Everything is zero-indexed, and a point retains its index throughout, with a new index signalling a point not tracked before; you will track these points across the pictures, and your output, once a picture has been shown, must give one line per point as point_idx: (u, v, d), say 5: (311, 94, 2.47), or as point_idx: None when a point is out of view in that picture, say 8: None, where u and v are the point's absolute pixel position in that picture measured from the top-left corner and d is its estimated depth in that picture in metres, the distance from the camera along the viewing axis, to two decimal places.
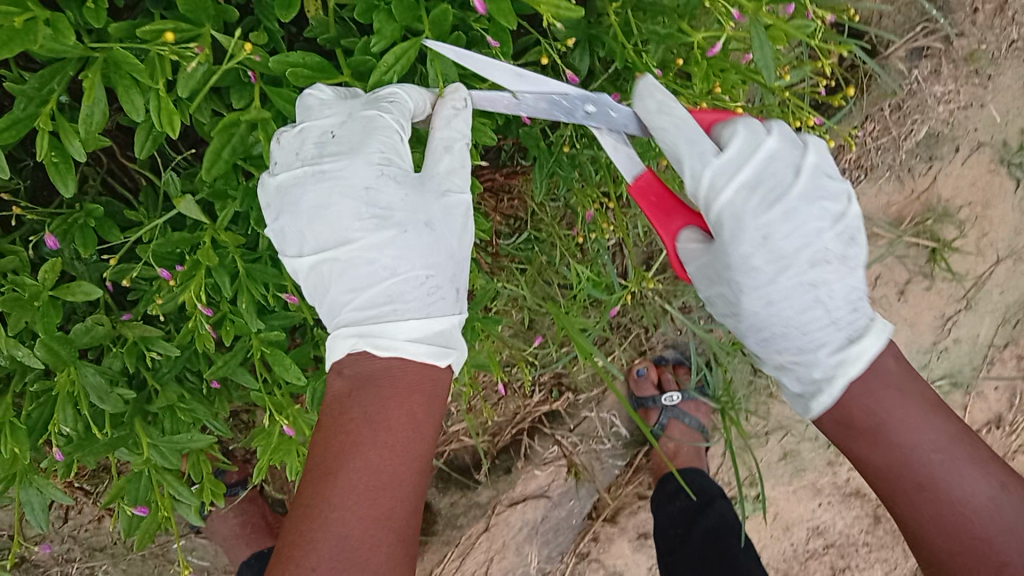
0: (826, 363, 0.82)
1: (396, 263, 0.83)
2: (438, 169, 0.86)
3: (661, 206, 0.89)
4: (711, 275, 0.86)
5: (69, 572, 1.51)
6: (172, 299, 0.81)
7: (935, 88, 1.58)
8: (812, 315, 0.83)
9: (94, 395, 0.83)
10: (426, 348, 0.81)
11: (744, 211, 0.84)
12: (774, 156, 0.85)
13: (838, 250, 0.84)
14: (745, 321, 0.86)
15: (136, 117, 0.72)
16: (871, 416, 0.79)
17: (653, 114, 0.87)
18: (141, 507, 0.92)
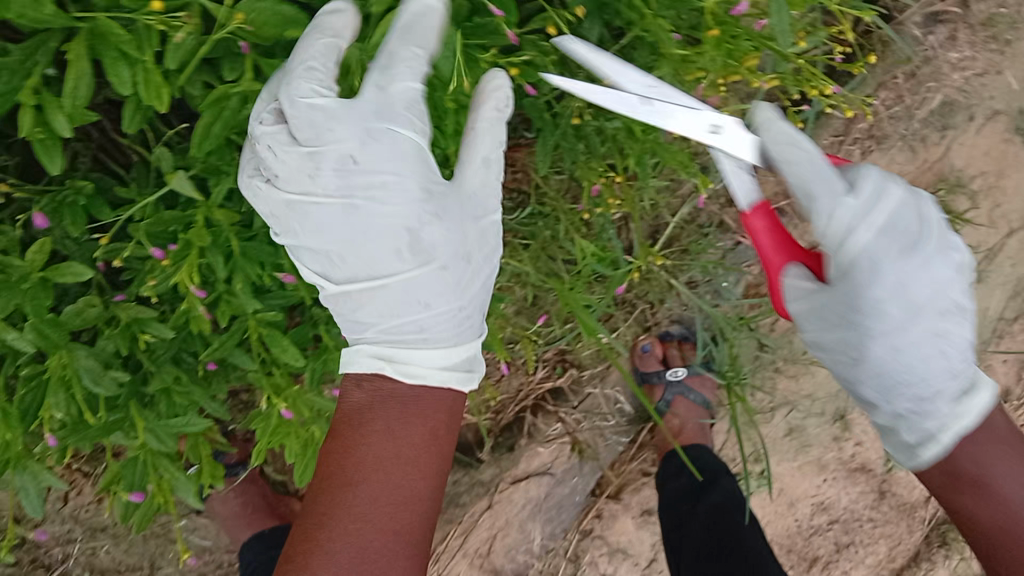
0: (945, 412, 0.88)
1: (397, 267, 0.86)
2: (466, 181, 0.89)
3: (775, 237, 0.92)
4: (827, 319, 0.89)
5: (71, 552, 1.49)
6: (165, 279, 0.78)
7: (951, 54, 1.54)
8: (937, 363, 0.88)
9: (88, 379, 0.79)
10: (456, 377, 0.89)
11: (884, 257, 0.86)
12: (905, 203, 0.88)
13: (960, 300, 0.90)
14: (869, 368, 0.89)
15: (123, 90, 0.68)
16: (979, 469, 0.87)
17: (783, 141, 0.88)
18: (137, 494, 0.89)
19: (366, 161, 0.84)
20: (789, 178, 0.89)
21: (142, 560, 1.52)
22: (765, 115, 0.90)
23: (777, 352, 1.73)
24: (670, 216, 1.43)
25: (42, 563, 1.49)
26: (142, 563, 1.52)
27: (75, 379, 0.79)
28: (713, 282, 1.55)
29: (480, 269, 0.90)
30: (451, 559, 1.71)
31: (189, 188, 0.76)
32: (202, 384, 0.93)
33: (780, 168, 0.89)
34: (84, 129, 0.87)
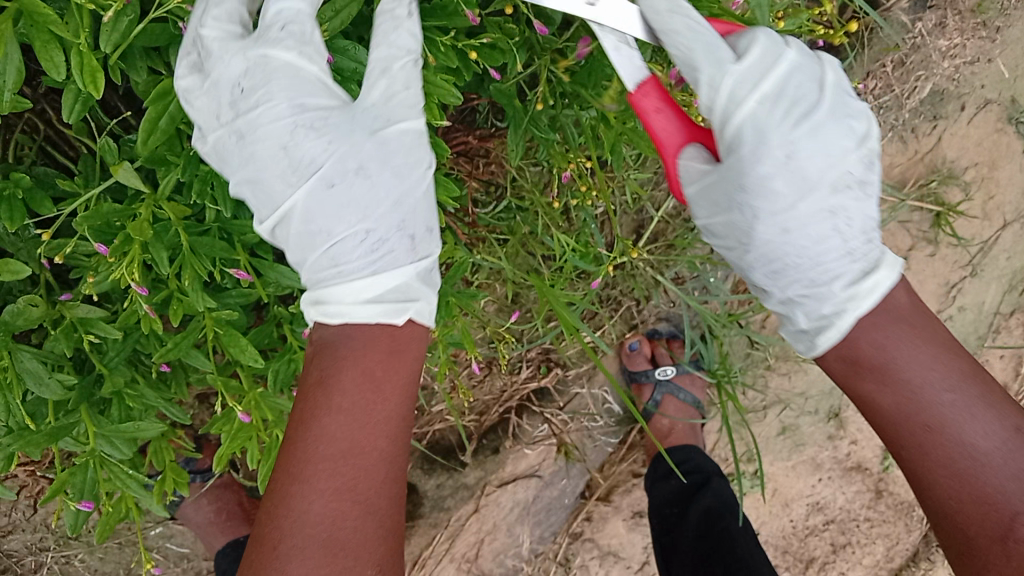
0: (839, 296, 0.80)
1: (337, 218, 0.76)
2: (372, 98, 0.76)
3: (669, 116, 0.81)
4: (718, 199, 0.81)
5: (44, 561, 1.45)
6: (109, 276, 0.75)
7: (940, 42, 1.50)
8: (828, 240, 0.80)
9: (30, 380, 0.76)
10: (378, 308, 0.74)
11: (767, 125, 0.79)
12: (796, 69, 0.82)
13: (860, 175, 0.81)
14: (755, 249, 0.82)
15: (57, 76, 0.65)
16: (880, 352, 0.77)
17: (662, 12, 0.81)
18: (86, 503, 0.85)
19: (372, 91, 0.76)
20: (672, 51, 0.82)
21: (117, 569, 1.50)
22: None
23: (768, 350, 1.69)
24: (654, 210, 1.39)
25: (12, 573, 1.45)
26: (117, 571, 1.50)
27: (17, 382, 0.76)
28: (701, 277, 1.52)
29: (424, 222, 0.79)
30: (436, 564, 1.66)
31: (135, 181, 0.72)
32: (158, 386, 0.90)
33: (665, 40, 0.82)
34: (32, 120, 0.86)
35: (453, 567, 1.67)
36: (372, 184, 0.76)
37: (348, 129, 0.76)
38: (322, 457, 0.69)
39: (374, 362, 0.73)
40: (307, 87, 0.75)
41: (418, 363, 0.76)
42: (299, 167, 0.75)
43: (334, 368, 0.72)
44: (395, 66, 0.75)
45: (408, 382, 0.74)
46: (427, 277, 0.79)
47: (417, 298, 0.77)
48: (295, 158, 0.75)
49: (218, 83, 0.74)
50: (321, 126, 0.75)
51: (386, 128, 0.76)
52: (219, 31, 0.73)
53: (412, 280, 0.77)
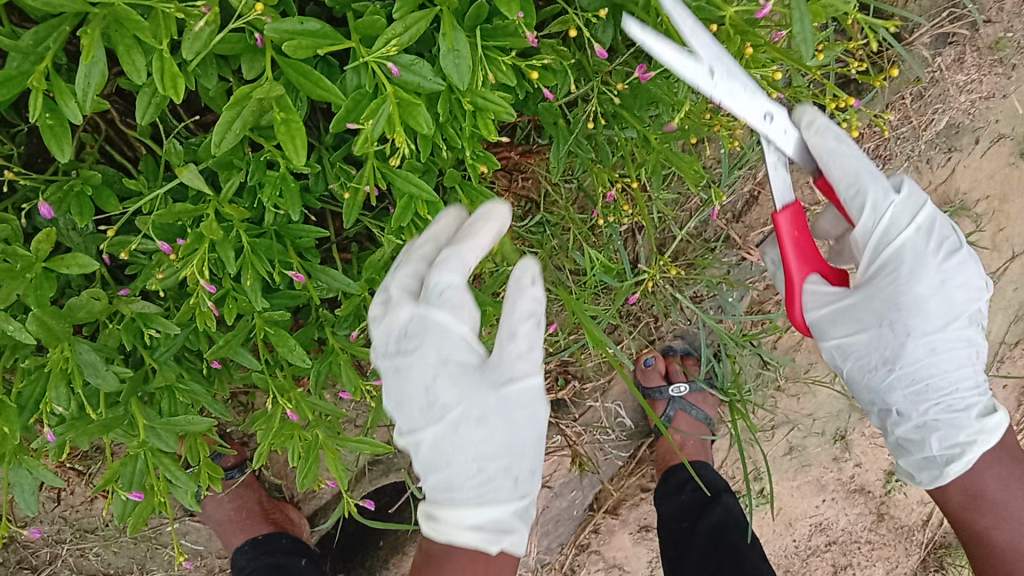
0: (973, 425, 1.03)
1: (458, 452, 0.88)
2: (503, 358, 0.89)
3: (797, 245, 0.95)
4: (873, 310, 0.98)
5: (61, 553, 1.47)
6: (172, 273, 0.77)
7: (958, 77, 1.54)
8: (965, 372, 1.02)
9: (89, 372, 0.78)
10: (479, 536, 0.89)
11: (925, 254, 0.97)
12: (936, 216, 0.99)
13: (974, 315, 1.03)
14: (903, 367, 1.00)
15: (138, 79, 0.68)
16: (967, 493, 1.04)
17: (830, 146, 0.93)
18: (136, 493, 0.87)
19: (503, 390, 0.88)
20: (836, 169, 0.94)
21: (132, 563, 1.51)
22: (806, 111, 0.94)
23: (780, 371, 1.71)
24: (677, 230, 1.42)
25: (30, 563, 1.47)
26: (132, 566, 1.52)
27: (77, 373, 0.78)
28: (718, 296, 1.54)
29: (528, 474, 0.92)
30: None
31: (199, 183, 0.75)
32: (204, 383, 0.92)
33: (822, 162, 0.95)
34: (95, 119, 0.88)
35: None
36: (491, 431, 0.89)
37: (475, 383, 0.88)
38: None
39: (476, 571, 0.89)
40: (455, 345, 0.88)
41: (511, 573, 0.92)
42: (432, 409, 0.88)
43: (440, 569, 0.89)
44: (520, 324, 0.88)
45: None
46: (524, 511, 0.92)
47: (512, 529, 0.91)
48: (432, 400, 0.88)
49: (391, 325, 0.88)
50: (456, 373, 0.88)
51: (509, 386, 0.88)
52: (415, 263, 0.88)
53: (509, 515, 0.91)
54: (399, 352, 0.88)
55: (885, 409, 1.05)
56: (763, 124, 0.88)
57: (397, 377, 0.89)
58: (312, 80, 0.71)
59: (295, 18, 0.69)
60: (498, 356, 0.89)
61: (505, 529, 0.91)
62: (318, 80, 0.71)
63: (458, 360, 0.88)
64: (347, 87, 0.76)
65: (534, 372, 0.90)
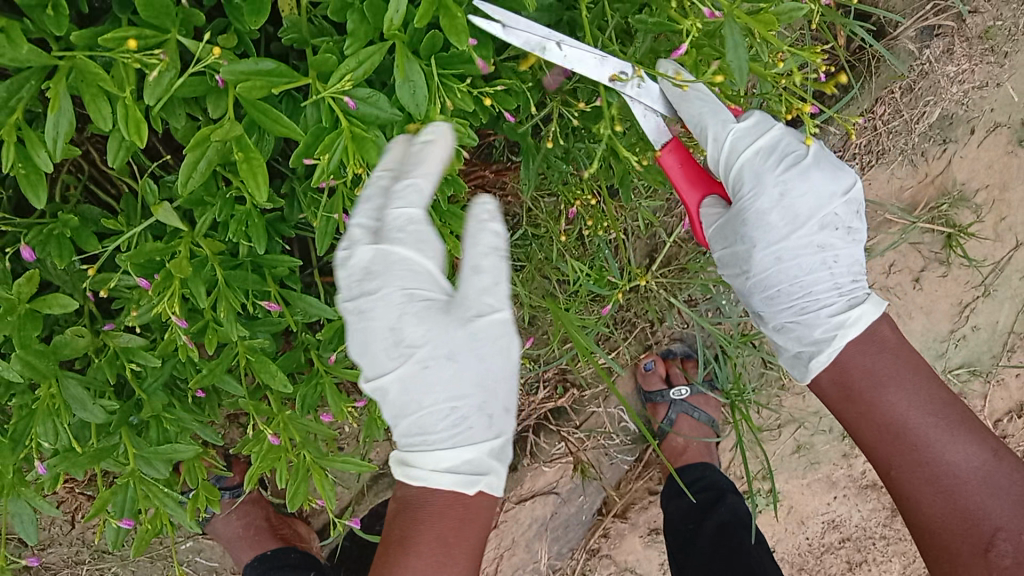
0: (826, 321, 0.94)
1: (427, 394, 0.92)
2: (467, 292, 0.92)
3: (687, 173, 0.96)
4: (727, 236, 0.95)
5: (79, 574, 1.51)
6: (149, 309, 0.80)
7: (948, 68, 1.52)
8: (821, 276, 0.94)
9: (76, 406, 0.82)
10: (453, 477, 0.92)
11: (766, 173, 0.93)
12: (787, 130, 0.94)
13: (847, 218, 0.94)
14: (755, 277, 0.95)
15: (105, 126, 0.70)
16: (870, 377, 0.91)
17: (680, 92, 0.92)
18: (126, 521, 0.90)
19: (469, 326, 0.92)
20: (685, 116, 0.93)
21: None
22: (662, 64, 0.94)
23: (782, 370, 1.71)
24: (666, 235, 1.43)
25: None
26: None
27: (64, 408, 0.81)
28: (713, 299, 1.55)
29: (500, 407, 0.95)
30: None
31: (173, 220, 0.78)
32: (193, 410, 0.95)
33: (683, 115, 0.93)
34: (77, 161, 0.91)
35: None
36: (459, 369, 0.92)
37: (440, 319, 0.91)
38: (420, 555, 0.92)
39: (448, 528, 0.93)
40: (416, 281, 0.90)
41: (485, 520, 0.96)
42: (399, 347, 0.90)
43: (413, 530, 0.93)
44: (484, 260, 0.90)
45: (474, 541, 0.95)
46: (500, 448, 0.96)
47: (489, 471, 0.94)
48: (400, 341, 0.90)
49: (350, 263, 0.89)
50: (420, 312, 0.91)
51: (477, 320, 0.92)
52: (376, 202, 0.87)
53: (485, 456, 0.94)
54: (360, 295, 0.90)
55: (752, 313, 1.00)
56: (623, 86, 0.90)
57: (359, 319, 0.90)
58: (272, 118, 0.74)
59: (250, 57, 0.72)
60: (463, 288, 0.92)
61: (482, 471, 0.94)
62: (277, 117, 0.74)
63: (422, 298, 0.91)
64: (308, 123, 0.80)
65: (498, 305, 0.93)
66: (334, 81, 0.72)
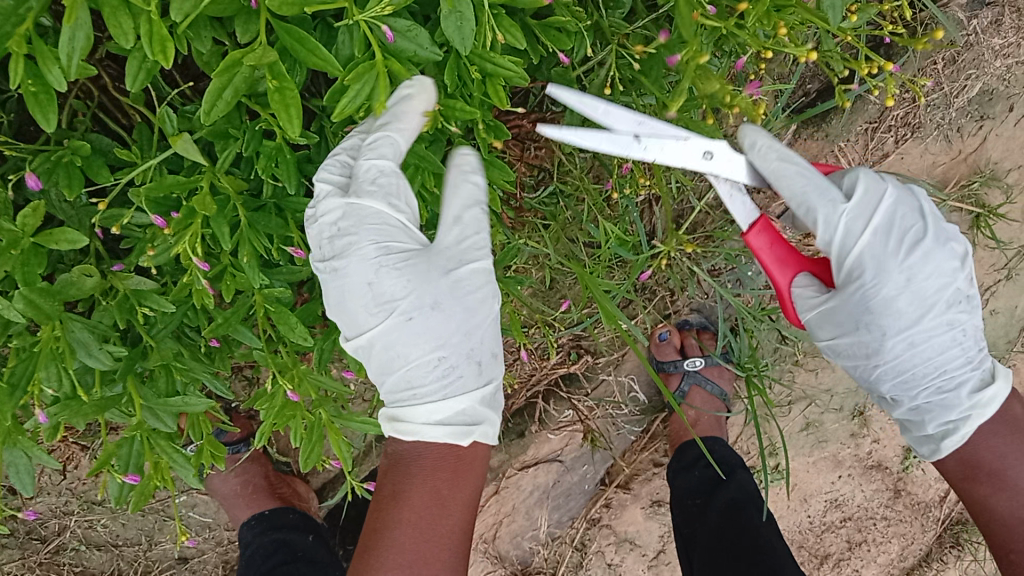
0: (964, 402, 0.96)
1: (407, 351, 0.88)
2: (447, 242, 0.88)
3: (774, 252, 0.95)
4: (846, 322, 0.95)
5: (68, 525, 1.46)
6: (164, 249, 0.74)
7: (994, 41, 1.49)
8: (952, 354, 0.95)
9: (81, 352, 0.76)
10: (446, 431, 0.88)
11: (887, 257, 0.93)
12: (899, 202, 0.95)
13: (965, 290, 0.95)
14: (886, 364, 0.96)
15: (125, 43, 0.63)
16: (997, 459, 0.96)
17: (772, 165, 0.92)
18: (131, 476, 0.85)
19: (455, 270, 0.88)
20: (787, 194, 0.94)
21: (140, 536, 1.51)
22: (749, 133, 0.93)
23: (798, 346, 1.67)
24: (695, 201, 1.37)
25: (38, 535, 1.46)
26: (140, 538, 1.51)
27: (68, 353, 0.75)
28: (737, 270, 1.48)
29: (487, 353, 0.91)
30: None
31: (193, 152, 0.71)
32: (204, 361, 0.90)
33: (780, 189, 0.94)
34: (86, 86, 0.84)
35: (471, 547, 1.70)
36: (444, 317, 0.88)
37: (423, 269, 0.87)
38: (415, 507, 0.85)
39: (440, 481, 0.87)
40: (389, 235, 0.86)
41: (479, 478, 0.90)
42: (379, 300, 0.86)
43: (406, 483, 0.87)
44: (467, 209, 0.86)
45: (468, 499, 0.88)
46: (490, 397, 0.92)
47: (484, 420, 0.91)
48: (377, 294, 0.86)
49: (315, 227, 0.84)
50: (400, 264, 0.86)
51: (458, 268, 0.88)
52: (336, 162, 0.84)
53: (476, 404, 0.90)
54: (338, 254, 0.85)
55: (879, 396, 1.02)
56: (707, 165, 0.90)
57: (335, 278, 0.86)
58: (307, 46, 0.67)
59: None
60: (445, 233, 0.87)
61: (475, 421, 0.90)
62: (313, 46, 0.66)
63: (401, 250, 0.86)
64: (340, 56, 0.72)
65: (481, 250, 0.89)
66: (373, 6, 0.64)
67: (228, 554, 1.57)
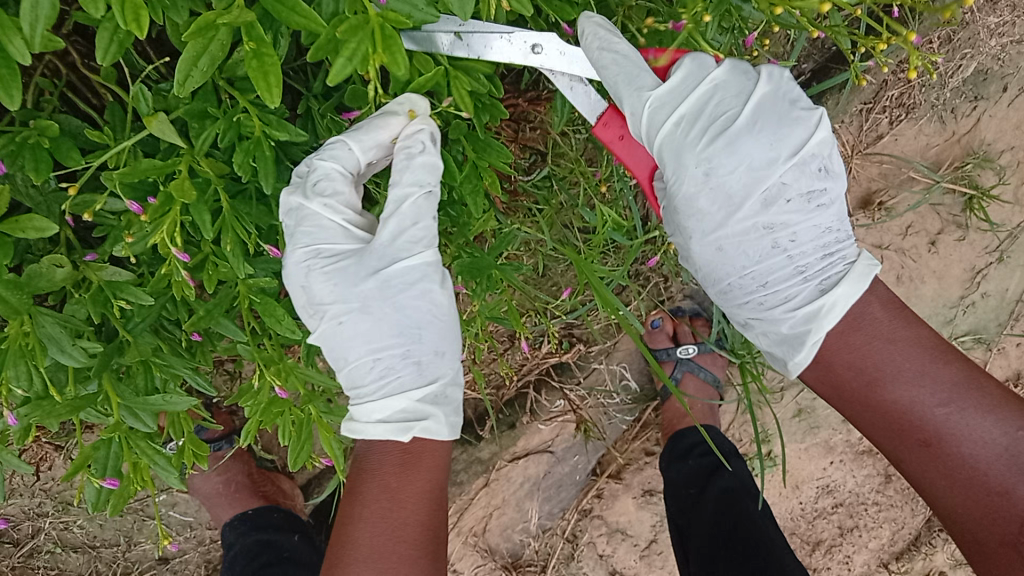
0: (784, 318, 0.90)
1: (345, 350, 0.88)
2: (381, 240, 0.86)
3: (626, 143, 0.92)
4: (673, 225, 0.92)
5: (43, 526, 1.41)
6: (142, 238, 0.69)
7: (990, 19, 1.49)
8: (772, 258, 0.88)
9: (53, 348, 0.71)
10: (390, 427, 0.87)
11: (682, 147, 0.86)
12: (719, 88, 0.85)
13: (794, 182, 0.85)
14: (704, 268, 0.92)
15: (96, 12, 0.58)
16: (861, 374, 0.85)
17: (595, 55, 0.84)
18: (110, 480, 0.81)
19: (392, 261, 0.86)
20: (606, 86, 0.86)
21: (118, 536, 1.45)
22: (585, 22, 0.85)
23: None
24: None
25: (10, 538, 1.40)
26: (118, 538, 1.45)
27: (39, 349, 0.70)
28: None
29: (429, 350, 0.89)
30: None
31: (171, 135, 0.66)
32: (185, 356, 0.85)
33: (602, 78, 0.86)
34: (54, 64, 0.79)
35: (460, 542, 1.65)
36: (374, 320, 0.87)
37: (352, 266, 0.86)
38: (375, 502, 0.88)
39: (389, 474, 0.89)
40: (326, 238, 0.86)
41: (434, 467, 0.92)
42: (314, 302, 0.87)
43: (364, 482, 0.90)
44: (403, 200, 0.85)
45: (425, 488, 0.90)
46: (438, 388, 0.90)
47: (426, 415, 0.89)
48: (311, 295, 0.87)
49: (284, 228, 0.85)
50: (332, 266, 0.86)
51: (388, 268, 0.86)
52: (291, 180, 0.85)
53: (417, 401, 0.89)
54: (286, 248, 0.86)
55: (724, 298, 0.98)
56: (534, 59, 0.83)
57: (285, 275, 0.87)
58: (289, 7, 0.63)
59: None
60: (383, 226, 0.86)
61: (419, 416, 0.89)
62: (293, 5, 0.62)
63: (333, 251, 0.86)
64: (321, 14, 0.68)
65: (425, 243, 0.87)
66: None
67: (211, 554, 1.51)
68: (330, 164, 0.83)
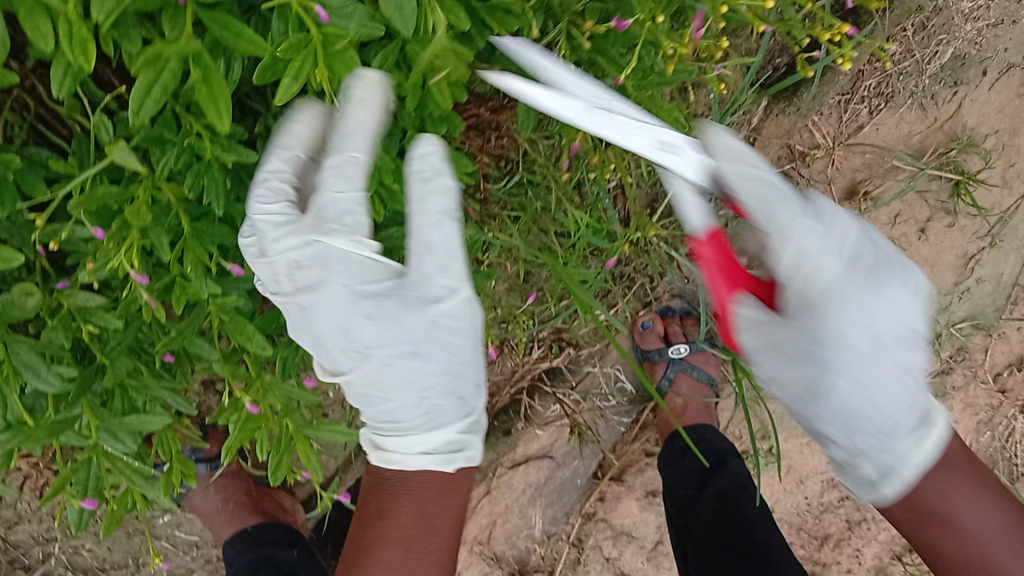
0: (905, 456, 0.88)
1: (389, 392, 0.91)
2: (421, 275, 0.89)
3: (725, 268, 0.83)
4: (786, 354, 0.85)
5: (52, 552, 1.43)
6: (106, 263, 0.72)
7: (963, 4, 1.47)
8: (909, 391, 0.86)
9: (26, 376, 0.73)
10: (433, 459, 0.94)
11: (852, 286, 0.82)
12: (835, 222, 0.85)
13: (917, 324, 0.86)
14: (833, 409, 0.86)
15: (44, 47, 0.60)
16: (945, 519, 0.91)
17: (710, 161, 0.81)
18: (89, 499, 0.84)
19: (440, 301, 0.90)
20: (730, 192, 0.82)
21: (127, 558, 1.47)
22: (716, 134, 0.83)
23: None
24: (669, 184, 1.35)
25: (21, 565, 1.43)
26: (126, 560, 1.47)
27: (11, 377, 0.73)
28: None
29: (466, 378, 0.95)
30: None
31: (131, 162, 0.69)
32: (162, 379, 0.87)
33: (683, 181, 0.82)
34: (21, 97, 0.81)
35: (466, 550, 1.67)
36: (423, 360, 0.91)
37: (396, 309, 0.88)
38: (406, 522, 0.93)
39: (428, 499, 0.94)
40: (360, 274, 0.87)
41: (462, 494, 0.98)
42: (355, 348, 0.89)
43: (397, 498, 0.94)
44: (438, 233, 0.88)
45: (453, 513, 0.96)
46: (468, 411, 0.95)
47: (466, 445, 0.96)
48: (355, 343, 0.89)
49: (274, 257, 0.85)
50: (372, 310, 0.88)
51: (433, 307, 0.89)
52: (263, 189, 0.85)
53: (459, 433, 0.95)
54: (304, 293, 0.87)
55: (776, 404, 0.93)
56: (663, 156, 0.80)
57: (304, 319, 0.88)
58: (236, 33, 0.65)
59: None
60: (413, 257, 0.88)
61: (460, 446, 0.96)
62: (239, 31, 0.64)
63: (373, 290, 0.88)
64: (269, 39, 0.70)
65: (461, 275, 0.91)
66: None
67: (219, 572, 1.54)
68: (342, 190, 0.84)
